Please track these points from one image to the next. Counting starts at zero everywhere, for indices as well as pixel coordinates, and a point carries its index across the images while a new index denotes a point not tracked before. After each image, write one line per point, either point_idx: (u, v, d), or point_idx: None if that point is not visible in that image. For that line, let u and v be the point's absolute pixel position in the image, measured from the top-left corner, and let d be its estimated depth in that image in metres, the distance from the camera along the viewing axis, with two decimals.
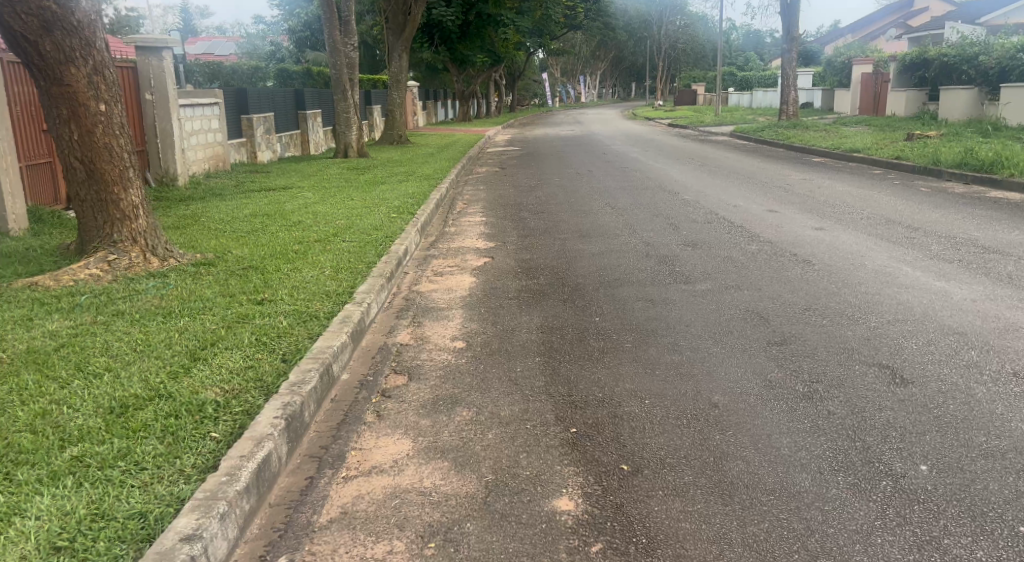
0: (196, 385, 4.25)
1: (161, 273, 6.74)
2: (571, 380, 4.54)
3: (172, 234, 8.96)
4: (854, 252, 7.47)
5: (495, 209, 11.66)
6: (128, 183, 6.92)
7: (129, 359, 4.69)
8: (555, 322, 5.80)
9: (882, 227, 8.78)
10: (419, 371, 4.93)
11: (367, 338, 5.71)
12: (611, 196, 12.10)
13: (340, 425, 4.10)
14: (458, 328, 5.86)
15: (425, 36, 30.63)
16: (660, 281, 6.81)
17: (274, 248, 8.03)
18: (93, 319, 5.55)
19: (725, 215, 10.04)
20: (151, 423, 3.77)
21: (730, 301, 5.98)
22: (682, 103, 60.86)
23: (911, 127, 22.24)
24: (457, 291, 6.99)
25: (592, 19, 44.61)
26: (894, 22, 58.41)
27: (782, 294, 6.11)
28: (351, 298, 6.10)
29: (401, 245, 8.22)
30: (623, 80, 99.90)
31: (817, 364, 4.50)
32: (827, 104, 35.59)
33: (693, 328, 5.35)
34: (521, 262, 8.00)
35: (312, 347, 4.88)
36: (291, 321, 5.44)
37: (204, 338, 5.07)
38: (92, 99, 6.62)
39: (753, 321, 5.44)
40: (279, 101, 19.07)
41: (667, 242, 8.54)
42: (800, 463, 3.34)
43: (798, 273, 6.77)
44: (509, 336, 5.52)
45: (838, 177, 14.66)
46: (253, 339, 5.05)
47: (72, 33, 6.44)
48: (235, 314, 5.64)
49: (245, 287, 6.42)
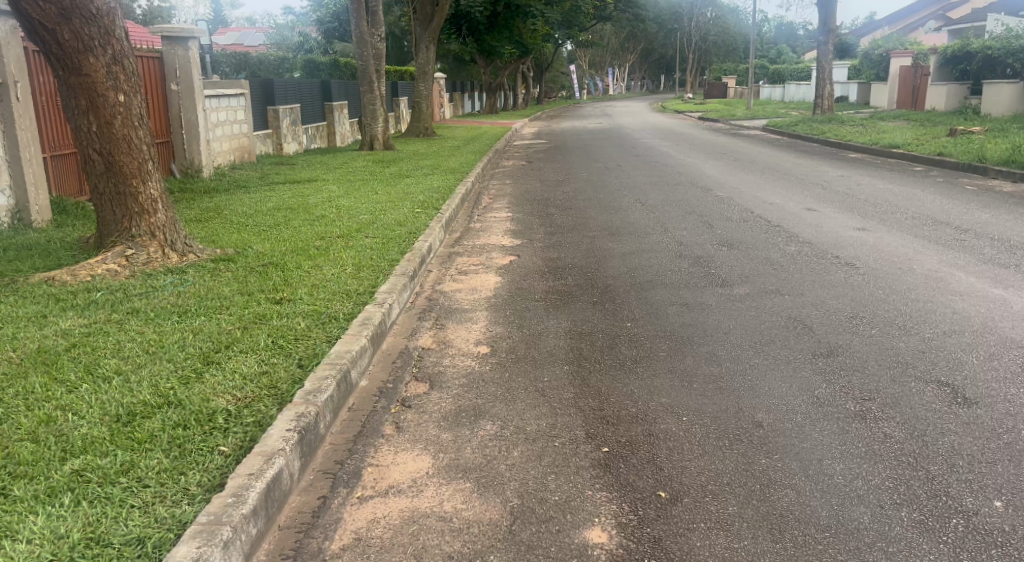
0: (207, 392, 4.03)
1: (178, 269, 6.55)
2: (602, 392, 4.28)
3: (194, 228, 8.80)
4: (901, 255, 7.11)
5: (521, 204, 11.39)
6: (147, 175, 6.74)
7: (141, 362, 4.47)
8: (584, 326, 5.54)
9: (929, 228, 8.39)
10: (441, 378, 4.69)
11: (388, 341, 5.47)
12: (640, 192, 11.78)
13: (357, 438, 3.87)
14: (482, 331, 5.61)
15: (453, 27, 30.35)
16: (695, 283, 6.52)
17: (294, 244, 7.82)
18: (107, 317, 5.34)
19: (761, 213, 9.69)
20: (158, 434, 3.53)
21: (771, 308, 5.68)
22: (711, 96, 60.21)
23: (952, 122, 21.62)
24: (482, 291, 6.74)
25: (621, 10, 44.07)
26: (933, 14, 57.25)
27: (826, 300, 5.79)
28: (372, 298, 5.87)
29: (425, 242, 7.99)
30: (652, 72, 99.05)
31: (868, 380, 4.20)
32: (862, 98, 34.85)
33: (733, 337, 5.06)
34: (549, 260, 7.74)
35: (330, 351, 4.65)
36: (309, 323, 5.22)
37: (220, 340, 4.85)
38: (111, 89, 6.44)
39: (796, 330, 5.14)
40: (305, 93, 18.91)
41: (700, 241, 8.22)
42: (857, 494, 3.06)
43: (843, 277, 6.45)
44: (536, 342, 5.27)
45: (877, 174, 14.22)
46: (270, 342, 4.83)
47: (91, 21, 6.25)
48: (253, 314, 5.43)
49: (264, 285, 6.20)
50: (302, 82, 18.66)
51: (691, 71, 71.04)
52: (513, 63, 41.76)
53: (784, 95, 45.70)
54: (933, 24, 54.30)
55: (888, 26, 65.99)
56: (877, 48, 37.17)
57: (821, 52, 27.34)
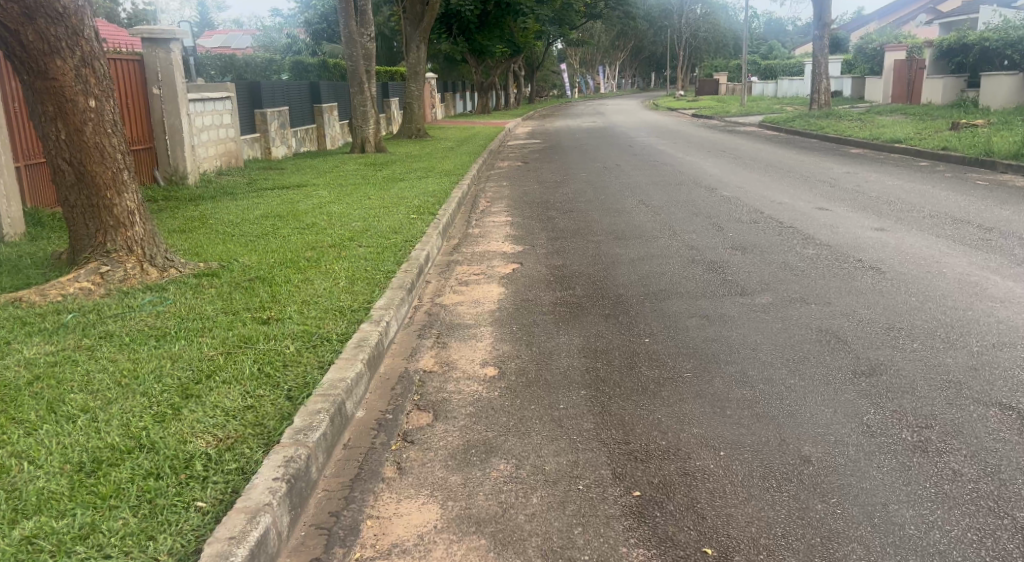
0: (184, 432, 3.58)
1: (158, 286, 6.10)
2: (627, 422, 3.85)
3: (177, 239, 8.34)
4: (927, 257, 6.71)
5: (521, 207, 10.97)
6: (123, 186, 6.28)
7: (111, 396, 4.02)
8: (599, 343, 5.11)
9: (951, 227, 8.01)
10: (445, 406, 4.26)
11: (385, 363, 5.03)
12: (643, 193, 11.37)
13: (353, 483, 3.43)
14: (488, 349, 5.18)
15: (443, 26, 29.91)
16: (712, 292, 6.10)
17: (283, 256, 7.37)
18: (78, 343, 4.88)
19: (772, 214, 9.28)
20: (126, 486, 3.09)
21: (799, 320, 5.25)
22: (704, 92, 59.86)
23: (952, 116, 21.30)
24: (485, 304, 6.30)
25: (612, 8, 43.69)
26: (924, 7, 56.99)
27: (856, 310, 5.37)
28: (367, 316, 5.42)
29: (422, 251, 7.56)
30: (643, 69, 98.66)
31: (923, 403, 3.76)
32: (858, 92, 34.52)
33: (764, 355, 4.63)
34: (554, 268, 7.33)
35: (322, 380, 4.21)
36: (299, 346, 4.79)
37: (203, 368, 4.42)
38: (80, 94, 5.97)
39: (831, 345, 4.71)
40: (294, 96, 18.45)
41: (712, 245, 7.81)
42: (938, 552, 2.66)
43: (870, 283, 6.02)
44: (547, 363, 4.82)
45: (884, 169, 13.83)
46: (257, 369, 4.39)
47: (58, 21, 5.80)
48: (239, 337, 4.99)
49: (250, 303, 5.76)
50: (291, 85, 18.19)
51: (681, 68, 70.78)
52: (503, 62, 41.36)
53: (778, 90, 45.44)
54: (926, 18, 54.06)
55: (878, 20, 65.79)
56: (871, 42, 36.93)
57: (817, 47, 27.00)
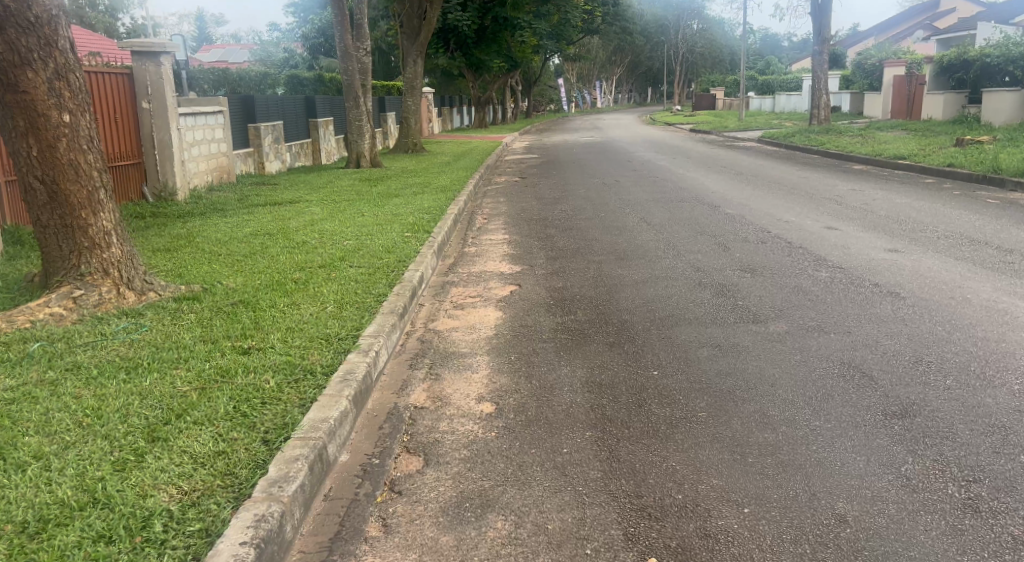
0: (144, 483, 3.21)
1: (135, 312, 5.74)
2: (637, 471, 3.51)
3: (160, 259, 7.97)
4: (948, 281, 6.39)
5: (518, 225, 10.63)
6: (99, 205, 5.89)
7: (69, 439, 3.64)
8: (603, 376, 4.75)
9: (968, 248, 7.70)
10: (437, 449, 3.90)
11: (373, 398, 4.65)
12: (645, 210, 11.05)
13: (333, 545, 3.09)
14: (485, 382, 4.82)
15: (440, 40, 29.70)
16: (722, 319, 5.75)
17: (270, 277, 7.01)
18: (40, 377, 4.49)
19: (779, 233, 8.96)
20: (71, 554, 2.73)
21: (818, 351, 4.91)
22: (700, 107, 59.65)
23: (954, 132, 21.06)
24: (482, 330, 5.94)
25: (610, 23, 43.60)
26: (921, 24, 57.03)
27: (878, 340, 5.03)
28: (355, 345, 5.05)
29: (416, 272, 7.21)
30: (639, 83, 98.68)
31: (966, 451, 3.42)
32: (857, 108, 34.37)
33: (784, 392, 4.28)
34: (554, 290, 6.98)
35: (302, 420, 3.84)
36: (280, 380, 4.43)
37: (174, 406, 4.05)
38: (54, 108, 5.60)
39: (855, 382, 4.35)
40: (289, 110, 18.14)
41: (720, 267, 7.47)
42: None
43: (890, 309, 5.68)
44: (548, 399, 4.45)
45: (890, 186, 13.53)
46: (232, 408, 4.02)
47: (29, 31, 5.46)
48: (217, 369, 4.62)
49: (230, 330, 5.38)
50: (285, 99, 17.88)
51: (679, 83, 70.77)
52: (500, 77, 41.18)
53: (775, 105, 45.27)
54: (924, 34, 54.02)
55: (875, 36, 65.87)
56: (870, 58, 36.82)
57: (816, 62, 26.82)
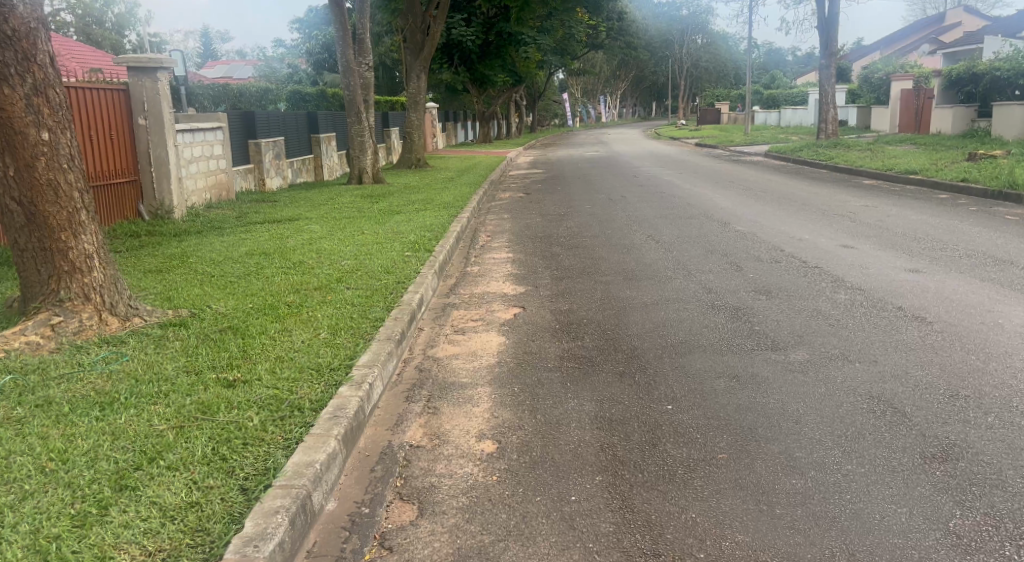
0: (105, 543, 2.93)
1: (117, 340, 5.44)
2: (653, 523, 3.22)
3: (150, 281, 7.68)
4: (977, 304, 6.06)
5: (522, 242, 10.32)
6: (79, 227, 5.58)
7: (28, 488, 3.32)
8: (613, 411, 4.41)
9: (992, 268, 7.38)
10: (433, 496, 3.58)
11: (366, 435, 4.33)
12: (653, 228, 10.74)
13: None
14: (485, 417, 4.48)
15: (444, 56, 29.54)
16: (738, 345, 5.42)
17: (262, 301, 6.69)
18: (7, 414, 4.18)
19: (793, 252, 8.64)
20: None
21: (845, 383, 4.57)
22: (705, 121, 59.46)
23: (966, 146, 20.73)
24: (484, 357, 5.61)
25: (614, 38, 43.50)
26: (927, 38, 56.81)
27: (908, 370, 4.70)
28: (347, 376, 4.72)
29: (415, 293, 6.89)
30: (644, 98, 98.42)
31: (1020, 504, 3.11)
32: (863, 123, 34.08)
33: (811, 431, 3.95)
34: (559, 313, 6.66)
35: (285, 465, 3.55)
36: (265, 418, 4.11)
37: (148, 447, 3.73)
38: (31, 125, 5.32)
39: (887, 419, 4.01)
40: (290, 125, 17.89)
41: (733, 288, 7.14)
42: None
43: (918, 336, 5.36)
44: (554, 437, 4.12)
45: (903, 202, 13.19)
46: (210, 451, 3.71)
47: (5, 45, 5.20)
48: (198, 404, 4.31)
49: (216, 360, 5.06)
50: (286, 114, 17.63)
51: (683, 98, 70.63)
52: (504, 92, 41.05)
53: (781, 119, 45.02)
54: (929, 48, 53.81)
55: (879, 51, 65.69)
56: (877, 72, 36.59)
57: (823, 76, 26.59)
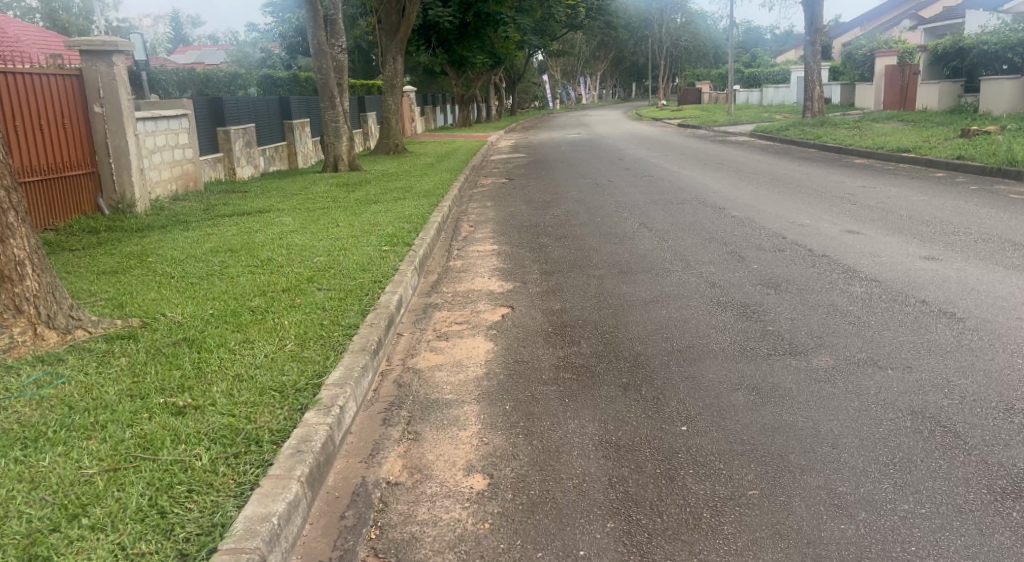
0: None
1: (54, 357, 4.81)
2: None
3: (101, 285, 7.00)
4: (1007, 296, 5.57)
5: (507, 232, 9.72)
6: (7, 231, 4.92)
7: None
8: (620, 434, 3.85)
9: (1012, 253, 6.90)
10: (414, 552, 3.02)
11: (337, 470, 3.74)
12: (644, 215, 10.15)
13: None
14: (474, 444, 3.89)
15: (421, 38, 28.71)
16: (753, 351, 4.86)
17: (223, 306, 6.04)
18: None
19: (796, 239, 8.11)
20: None
21: (880, 395, 4.03)
22: (687, 101, 58.83)
23: (957, 123, 20.27)
24: (470, 367, 5.01)
25: (593, 18, 42.78)
26: (907, 14, 56.26)
27: (949, 378, 4.17)
28: (314, 398, 4.12)
29: (393, 294, 6.28)
30: (624, 77, 97.53)
31: None
32: (847, 100, 33.62)
33: (853, 458, 3.40)
34: (551, 313, 6.08)
35: (234, 520, 2.96)
36: (216, 454, 3.51)
37: (71, 500, 3.12)
38: None
39: (939, 441, 3.48)
40: (260, 111, 17.10)
41: (738, 281, 6.58)
42: None
43: (950, 336, 4.83)
44: (554, 468, 3.56)
45: (900, 182, 12.71)
46: (147, 501, 3.11)
47: None
48: (138, 438, 3.69)
49: (166, 380, 4.45)
50: (256, 99, 16.85)
51: (664, 77, 69.81)
52: (485, 74, 40.26)
53: (763, 98, 44.51)
54: (910, 24, 53.31)
55: (860, 26, 65.12)
56: (861, 48, 36.10)
57: (808, 53, 26.03)
